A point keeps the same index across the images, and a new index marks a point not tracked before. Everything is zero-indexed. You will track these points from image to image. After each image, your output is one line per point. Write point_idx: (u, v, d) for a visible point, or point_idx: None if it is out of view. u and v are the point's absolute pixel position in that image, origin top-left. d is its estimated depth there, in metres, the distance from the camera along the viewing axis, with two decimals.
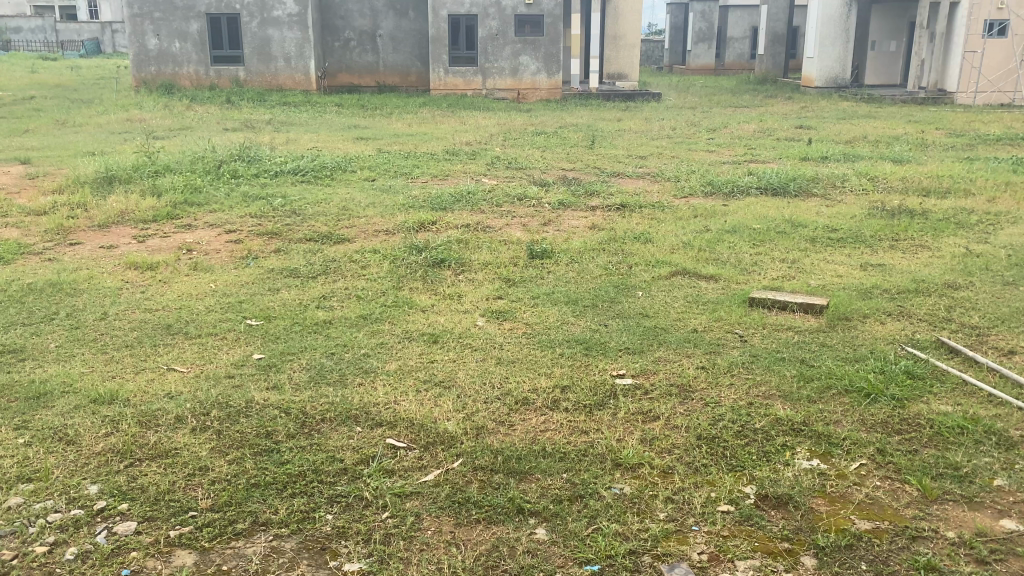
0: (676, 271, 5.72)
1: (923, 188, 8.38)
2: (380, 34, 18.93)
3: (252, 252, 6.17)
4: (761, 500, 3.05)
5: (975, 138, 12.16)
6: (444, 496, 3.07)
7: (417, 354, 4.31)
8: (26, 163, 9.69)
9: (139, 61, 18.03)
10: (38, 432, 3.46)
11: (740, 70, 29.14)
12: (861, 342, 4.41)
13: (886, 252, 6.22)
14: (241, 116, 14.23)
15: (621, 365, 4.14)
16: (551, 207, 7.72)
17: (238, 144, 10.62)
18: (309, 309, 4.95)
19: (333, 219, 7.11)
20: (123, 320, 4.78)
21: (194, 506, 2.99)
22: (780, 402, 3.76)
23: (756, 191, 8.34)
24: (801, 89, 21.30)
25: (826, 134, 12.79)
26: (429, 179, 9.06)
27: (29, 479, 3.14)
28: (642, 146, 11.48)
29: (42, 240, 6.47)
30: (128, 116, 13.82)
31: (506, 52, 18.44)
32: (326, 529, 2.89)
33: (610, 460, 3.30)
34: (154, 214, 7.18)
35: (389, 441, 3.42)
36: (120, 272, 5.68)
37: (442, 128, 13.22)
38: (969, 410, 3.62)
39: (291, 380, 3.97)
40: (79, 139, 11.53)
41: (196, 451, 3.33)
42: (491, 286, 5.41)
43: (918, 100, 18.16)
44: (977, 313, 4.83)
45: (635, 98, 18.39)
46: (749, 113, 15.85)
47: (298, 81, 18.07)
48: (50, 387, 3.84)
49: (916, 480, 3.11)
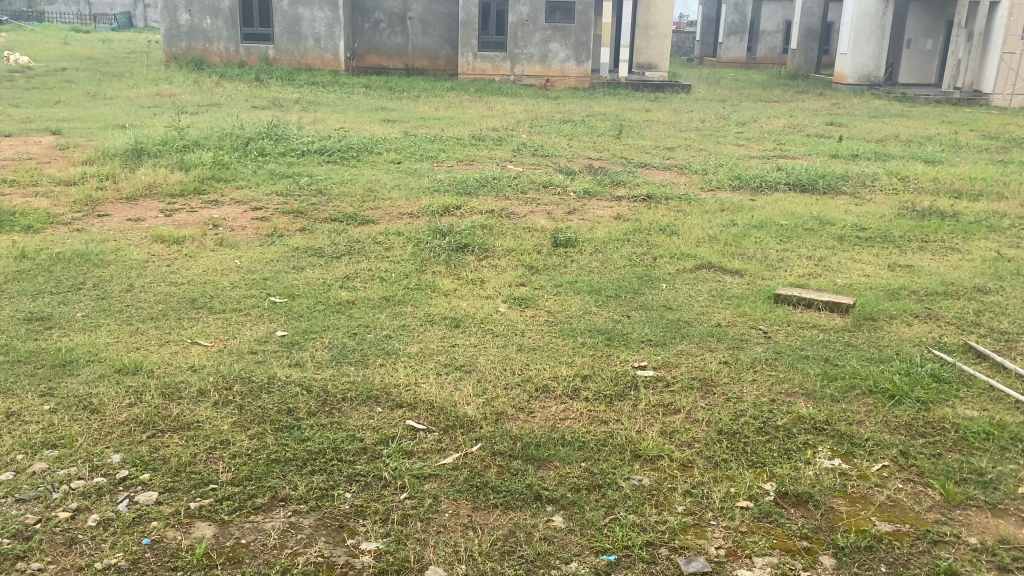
0: (702, 265, 5.68)
1: (955, 190, 8.25)
2: (410, 16, 18.89)
3: (278, 230, 6.19)
4: (781, 498, 3.03)
5: (1009, 141, 11.96)
6: (463, 479, 3.07)
7: (439, 337, 4.31)
8: (57, 134, 9.79)
9: (170, 36, 18.08)
10: (64, 399, 3.50)
11: (772, 64, 28.78)
12: (886, 343, 4.36)
13: (913, 252, 6.16)
14: (270, 95, 14.27)
15: (644, 357, 4.12)
16: (576, 195, 7.70)
17: (267, 122, 10.65)
18: (332, 289, 4.97)
19: (359, 200, 7.12)
20: (149, 292, 4.81)
21: (215, 479, 3.01)
22: (803, 399, 3.73)
23: (784, 187, 8.27)
24: (833, 85, 21.01)
25: (857, 132, 12.62)
26: (455, 163, 9.06)
27: (53, 445, 3.17)
28: (670, 138, 11.40)
29: (71, 210, 6.54)
30: (158, 90, 13.90)
31: (536, 38, 18.35)
32: (345, 507, 2.90)
33: (630, 451, 3.28)
34: (182, 188, 7.23)
35: (409, 423, 3.43)
36: (147, 245, 5.72)
37: (469, 113, 13.19)
38: (996, 416, 3.57)
39: (313, 358, 3.98)
40: (109, 112, 11.62)
41: (218, 425, 3.35)
42: (514, 273, 5.40)
43: (952, 101, 17.88)
44: (1007, 318, 4.76)
45: (664, 90, 18.24)
46: (779, 108, 15.69)
47: (327, 61, 18.11)
48: (76, 354, 3.89)
49: (940, 484, 3.08)
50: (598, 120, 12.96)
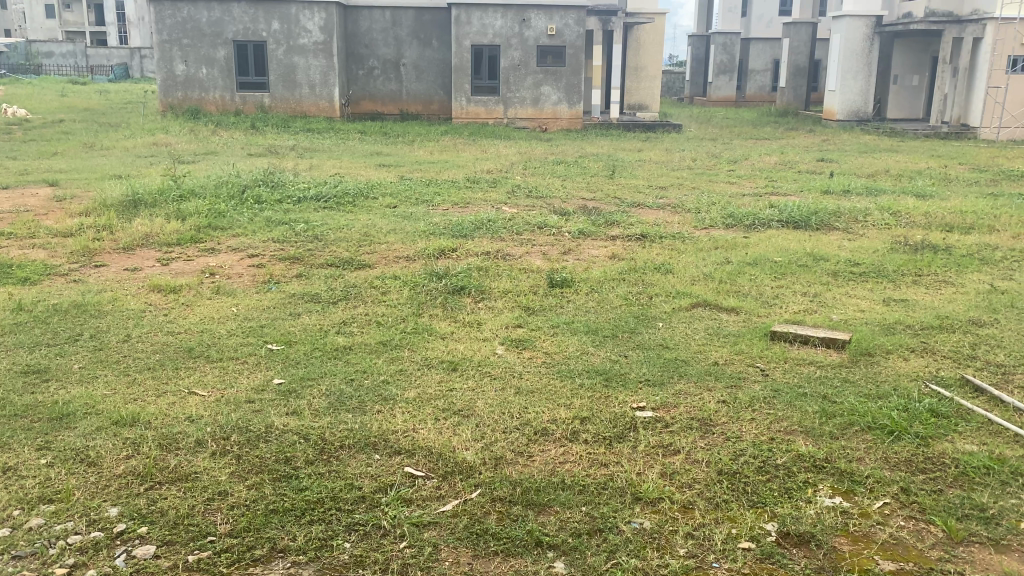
0: (697, 302, 5.71)
1: (946, 224, 8.30)
2: (403, 62, 19.17)
3: (274, 277, 6.21)
4: (783, 538, 3.01)
5: (998, 174, 12.06)
6: (463, 527, 3.05)
7: (437, 382, 4.31)
8: (53, 186, 9.84)
9: (166, 86, 18.28)
10: (60, 453, 3.48)
11: (761, 102, 29.16)
12: (884, 378, 4.37)
13: (908, 287, 6.19)
14: (265, 142, 14.42)
15: (642, 397, 4.12)
16: (571, 235, 7.75)
17: (263, 169, 10.73)
18: (329, 335, 4.97)
19: (355, 245, 7.16)
20: (146, 342, 4.82)
21: (213, 531, 2.99)
22: (802, 437, 3.72)
23: (777, 224, 8.33)
24: (823, 121, 21.30)
25: (848, 168, 12.73)
26: (450, 206, 9.11)
27: (50, 500, 3.15)
28: (662, 177, 11.50)
29: (68, 261, 6.57)
30: (154, 140, 14.05)
31: (528, 81, 18.59)
32: (344, 557, 2.88)
33: (630, 494, 3.27)
34: (178, 237, 7.26)
35: (408, 470, 3.42)
36: (144, 294, 5.74)
37: (463, 157, 13.32)
38: (996, 450, 3.57)
39: (310, 406, 3.97)
40: (106, 162, 11.71)
41: (216, 476, 3.33)
42: (510, 315, 5.41)
43: (940, 135, 18.17)
44: (1002, 351, 4.77)
45: (655, 129, 18.48)
46: (770, 145, 15.89)
47: (322, 108, 18.36)
48: (73, 407, 3.88)
49: (942, 520, 3.07)
50: (591, 161, 13.09)
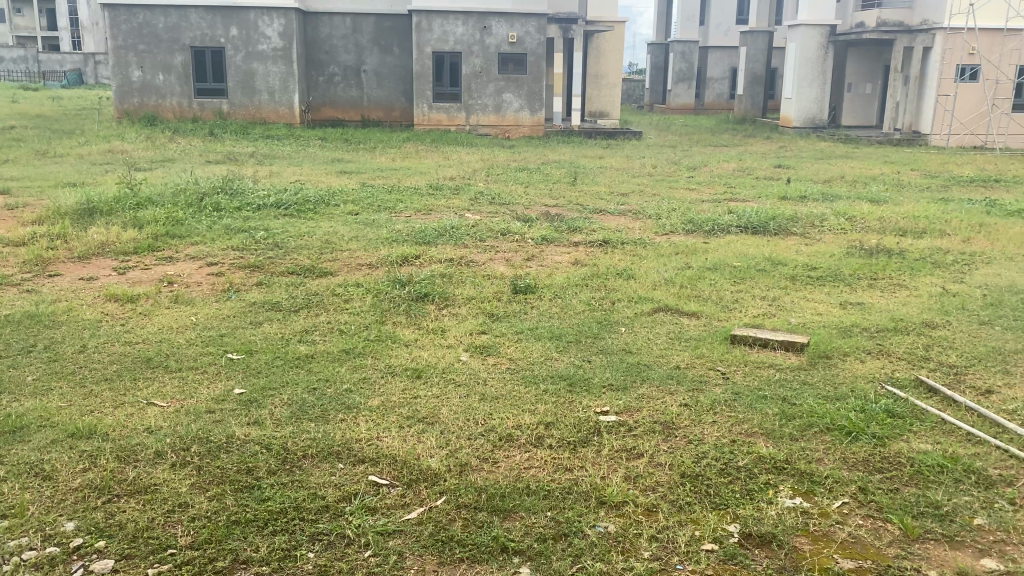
0: (659, 307, 5.77)
1: (899, 228, 8.49)
2: (364, 69, 19.10)
3: (234, 286, 6.13)
4: (745, 539, 3.05)
5: (949, 180, 12.36)
6: (428, 534, 3.04)
7: (400, 389, 4.29)
8: (5, 194, 9.62)
9: (122, 92, 17.97)
10: (14, 467, 3.40)
11: (720, 109, 29.58)
12: (841, 380, 4.46)
13: (864, 290, 6.31)
14: (224, 149, 14.24)
15: (606, 402, 4.15)
16: (534, 242, 7.77)
17: (222, 177, 10.60)
18: (291, 344, 4.92)
19: (316, 253, 7.10)
20: (103, 353, 4.72)
21: (173, 543, 2.95)
22: (763, 439, 3.77)
23: (736, 229, 8.45)
24: (780, 128, 21.66)
25: (804, 174, 12.95)
26: (412, 213, 9.08)
27: (3, 516, 3.08)
28: (623, 184, 11.59)
29: (21, 271, 6.42)
30: (110, 147, 13.80)
31: (490, 88, 18.63)
32: (308, 568, 2.86)
33: (595, 498, 3.29)
34: (135, 246, 7.14)
35: (373, 478, 3.40)
36: (100, 304, 5.63)
37: (425, 163, 13.30)
38: (949, 448, 3.66)
39: (272, 416, 3.93)
40: (60, 170, 11.48)
41: (176, 487, 3.29)
42: (474, 321, 5.42)
43: (893, 141, 18.61)
44: (954, 352, 4.90)
45: (616, 136, 18.64)
46: (728, 152, 16.11)
47: (282, 114, 18.22)
48: (27, 420, 3.79)
49: (898, 518, 3.13)
50: (553, 168, 13.14)
